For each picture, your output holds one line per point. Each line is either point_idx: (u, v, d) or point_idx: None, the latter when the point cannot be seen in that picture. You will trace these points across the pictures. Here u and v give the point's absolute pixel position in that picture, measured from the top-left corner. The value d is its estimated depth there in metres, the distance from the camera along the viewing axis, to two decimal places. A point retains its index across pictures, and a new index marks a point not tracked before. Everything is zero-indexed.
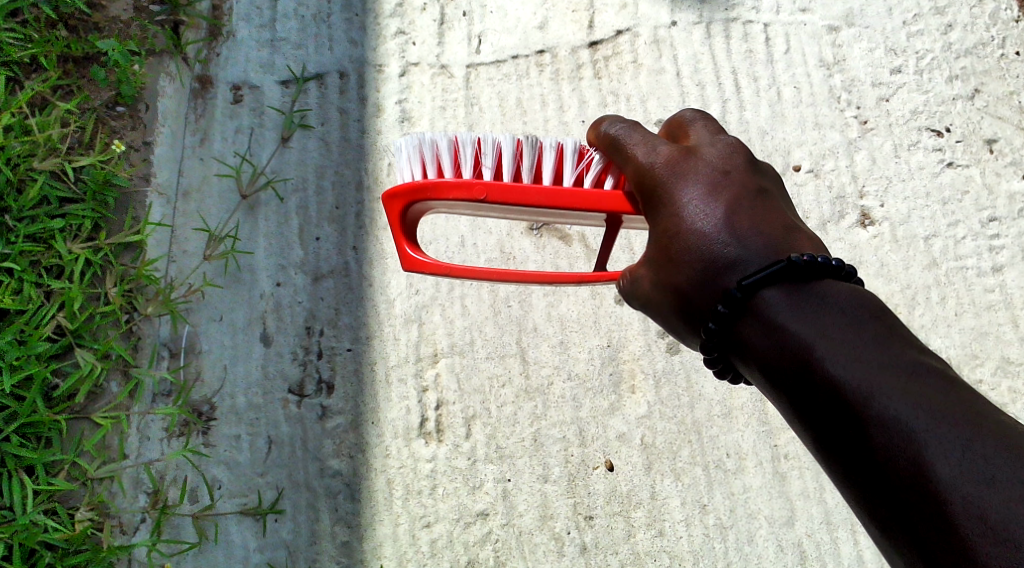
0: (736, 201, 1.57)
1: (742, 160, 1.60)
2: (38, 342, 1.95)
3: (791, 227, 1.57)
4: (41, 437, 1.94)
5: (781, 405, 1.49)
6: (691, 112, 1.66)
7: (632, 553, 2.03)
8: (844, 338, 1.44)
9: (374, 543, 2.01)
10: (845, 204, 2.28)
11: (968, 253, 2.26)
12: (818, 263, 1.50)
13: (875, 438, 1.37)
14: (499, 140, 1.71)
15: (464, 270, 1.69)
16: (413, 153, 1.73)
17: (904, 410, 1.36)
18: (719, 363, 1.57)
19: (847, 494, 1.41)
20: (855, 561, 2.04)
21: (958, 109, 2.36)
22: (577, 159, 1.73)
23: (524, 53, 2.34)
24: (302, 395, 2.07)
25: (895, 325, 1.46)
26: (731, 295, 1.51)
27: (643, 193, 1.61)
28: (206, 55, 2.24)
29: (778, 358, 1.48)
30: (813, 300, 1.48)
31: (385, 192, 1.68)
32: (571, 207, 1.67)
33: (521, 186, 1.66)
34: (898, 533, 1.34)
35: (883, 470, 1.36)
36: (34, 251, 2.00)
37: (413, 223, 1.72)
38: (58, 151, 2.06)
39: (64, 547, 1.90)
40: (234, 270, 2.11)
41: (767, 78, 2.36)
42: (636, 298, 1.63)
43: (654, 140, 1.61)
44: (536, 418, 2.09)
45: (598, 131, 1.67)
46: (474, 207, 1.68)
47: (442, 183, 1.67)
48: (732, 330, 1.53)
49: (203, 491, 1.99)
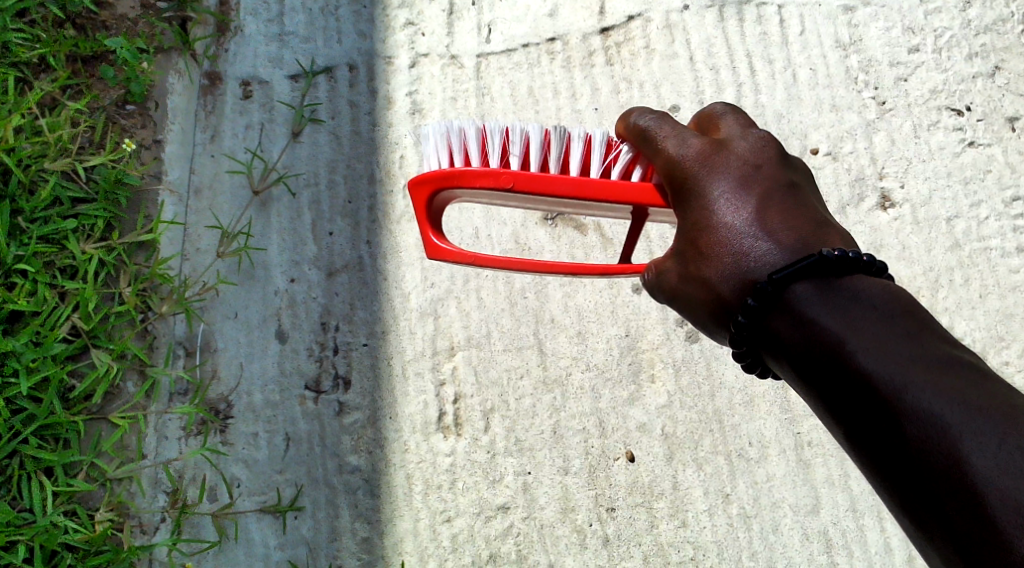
0: (767, 196, 1.54)
1: (773, 153, 1.57)
2: (54, 344, 1.92)
3: (822, 223, 1.54)
4: (58, 439, 1.91)
5: (812, 400, 1.46)
6: (721, 105, 1.64)
7: (655, 544, 2.01)
8: (876, 332, 1.41)
9: (395, 539, 1.99)
10: (864, 186, 2.24)
11: (991, 234, 2.22)
12: (849, 258, 1.47)
13: (907, 431, 1.34)
14: (528, 130, 1.70)
15: (488, 258, 1.67)
16: (441, 140, 1.71)
17: (938, 404, 1.33)
18: (748, 357, 1.55)
19: (880, 490, 1.38)
20: (882, 549, 2.01)
21: (979, 87, 2.32)
22: (605, 152, 1.70)
23: (535, 41, 2.31)
24: (319, 391, 2.06)
25: (928, 318, 1.43)
26: (761, 288, 1.48)
27: (673, 186, 1.59)
28: (214, 51, 2.24)
29: (808, 351, 1.45)
30: (843, 293, 1.46)
31: (411, 178, 1.66)
32: (598, 197, 1.64)
33: (548, 175, 1.64)
34: (932, 526, 1.32)
35: (917, 464, 1.33)
36: (47, 252, 1.98)
37: (437, 211, 1.69)
38: (69, 151, 2.03)
39: (85, 549, 1.87)
40: (247, 267, 2.10)
41: (782, 60, 2.33)
42: (662, 291, 1.61)
43: (685, 132, 1.59)
44: (555, 410, 2.07)
45: (627, 123, 1.64)
46: (500, 196, 1.66)
47: (469, 171, 1.64)
48: (762, 323, 1.50)
49: (222, 490, 1.98)
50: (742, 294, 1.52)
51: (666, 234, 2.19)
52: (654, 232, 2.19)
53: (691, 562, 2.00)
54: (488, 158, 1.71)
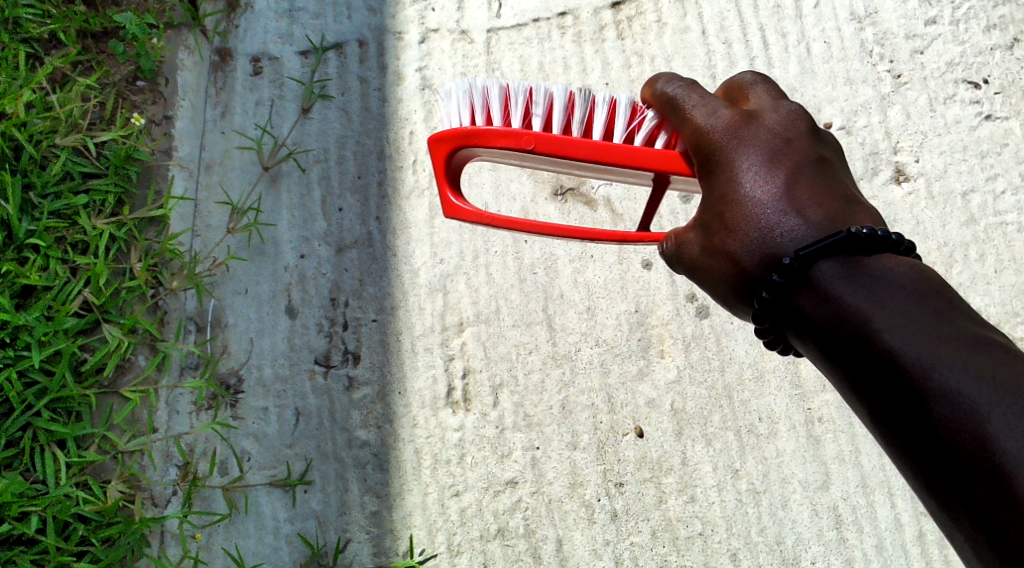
0: (796, 170, 1.53)
1: (804, 126, 1.55)
2: (66, 318, 1.94)
3: (851, 199, 1.53)
4: (71, 412, 1.93)
5: (835, 379, 1.45)
6: (751, 75, 1.61)
7: (664, 519, 2.01)
8: (902, 310, 1.40)
9: (404, 512, 2.00)
10: (878, 160, 2.22)
11: (1008, 208, 2.19)
12: (877, 237, 1.45)
13: (934, 411, 1.34)
14: (552, 90, 1.69)
15: (506, 220, 1.67)
16: (463, 98, 1.70)
17: (966, 384, 1.33)
18: (770, 333, 1.53)
19: (903, 469, 1.38)
20: (893, 525, 2.00)
21: (996, 60, 2.29)
22: (629, 117, 1.69)
23: (545, 15, 2.30)
24: (329, 366, 2.07)
25: (955, 298, 1.41)
26: (786, 265, 1.47)
27: (700, 157, 1.57)
28: (225, 27, 2.25)
29: (833, 329, 1.44)
30: (870, 271, 1.44)
31: (431, 135, 1.66)
32: (620, 162, 1.64)
33: (570, 139, 1.63)
34: (957, 505, 1.31)
35: (944, 444, 1.33)
36: (59, 227, 2.00)
37: (457, 170, 1.70)
38: (80, 126, 2.06)
39: (97, 520, 1.89)
40: (258, 242, 2.12)
41: (796, 33, 2.31)
42: (682, 262, 1.61)
43: (714, 102, 1.57)
44: (564, 385, 2.07)
45: (654, 89, 1.63)
46: (521, 157, 1.66)
47: (490, 131, 1.64)
48: (787, 300, 1.49)
49: (232, 464, 2.00)
50: (765, 268, 1.51)
51: (677, 210, 2.18)
52: (663, 207, 2.19)
53: (699, 537, 2.00)
54: (511, 117, 1.70)
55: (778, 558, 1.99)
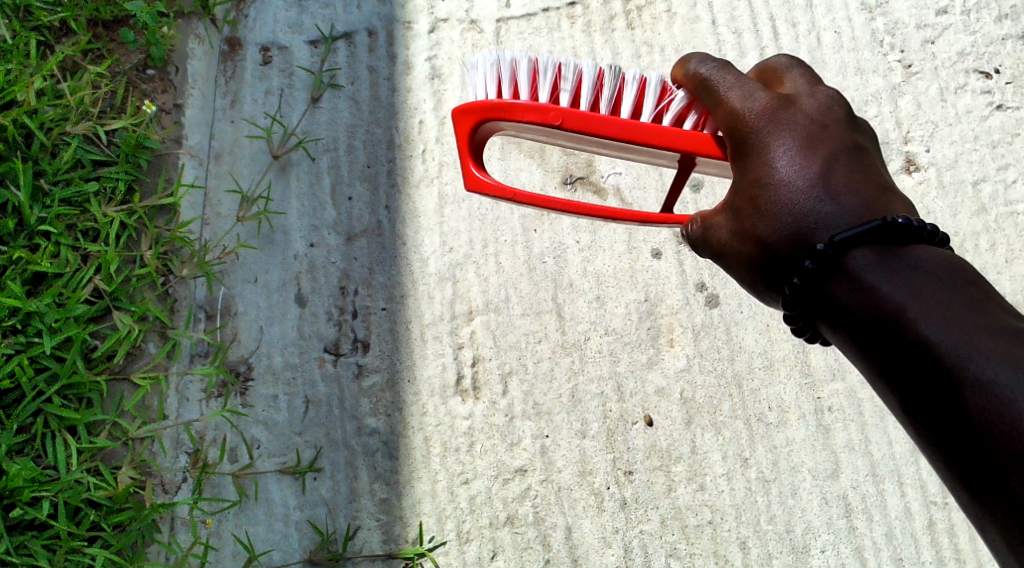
0: (832, 157, 1.52)
1: (840, 114, 1.54)
2: (76, 305, 1.96)
3: (885, 189, 1.52)
4: (82, 399, 1.95)
5: (866, 367, 1.44)
6: (785, 59, 1.60)
7: (672, 507, 2.01)
8: (939, 299, 1.39)
9: (413, 500, 2.00)
10: (889, 150, 2.21)
11: (1019, 198, 2.19)
12: (913, 226, 1.45)
13: (969, 401, 1.33)
14: (582, 66, 1.69)
15: (528, 196, 1.67)
16: (490, 71, 1.70)
17: (1003, 374, 1.32)
18: (798, 321, 1.52)
19: (933, 460, 1.37)
20: (903, 514, 2.00)
21: (1008, 50, 2.30)
22: (659, 97, 1.69)
23: (555, 5, 2.31)
24: (338, 354, 2.07)
25: (990, 291, 1.41)
26: (821, 251, 1.46)
27: (733, 141, 1.56)
28: (234, 16, 2.26)
29: (867, 317, 1.43)
30: (905, 261, 1.44)
31: (457, 107, 1.66)
32: (646, 142, 1.64)
33: (597, 116, 1.63)
34: (990, 496, 1.31)
35: (978, 435, 1.32)
36: (70, 215, 2.02)
37: (480, 143, 1.69)
38: (91, 114, 2.08)
39: (108, 505, 1.90)
40: (267, 231, 2.12)
41: (806, 23, 2.30)
42: (708, 246, 1.59)
43: (750, 85, 1.55)
44: (573, 374, 2.07)
45: (686, 69, 1.61)
46: (546, 132, 1.66)
47: (516, 105, 1.64)
48: (819, 287, 1.47)
49: (242, 451, 2.00)
50: (798, 255, 1.50)
51: (685, 200, 2.18)
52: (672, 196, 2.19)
53: (708, 525, 2.00)
54: (538, 92, 1.71)
55: (787, 546, 1.98)
